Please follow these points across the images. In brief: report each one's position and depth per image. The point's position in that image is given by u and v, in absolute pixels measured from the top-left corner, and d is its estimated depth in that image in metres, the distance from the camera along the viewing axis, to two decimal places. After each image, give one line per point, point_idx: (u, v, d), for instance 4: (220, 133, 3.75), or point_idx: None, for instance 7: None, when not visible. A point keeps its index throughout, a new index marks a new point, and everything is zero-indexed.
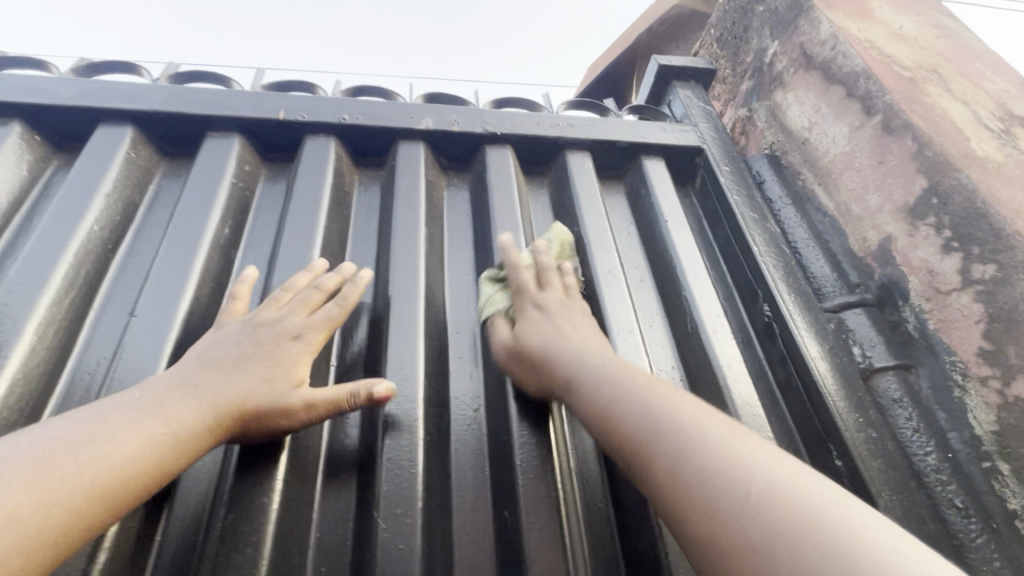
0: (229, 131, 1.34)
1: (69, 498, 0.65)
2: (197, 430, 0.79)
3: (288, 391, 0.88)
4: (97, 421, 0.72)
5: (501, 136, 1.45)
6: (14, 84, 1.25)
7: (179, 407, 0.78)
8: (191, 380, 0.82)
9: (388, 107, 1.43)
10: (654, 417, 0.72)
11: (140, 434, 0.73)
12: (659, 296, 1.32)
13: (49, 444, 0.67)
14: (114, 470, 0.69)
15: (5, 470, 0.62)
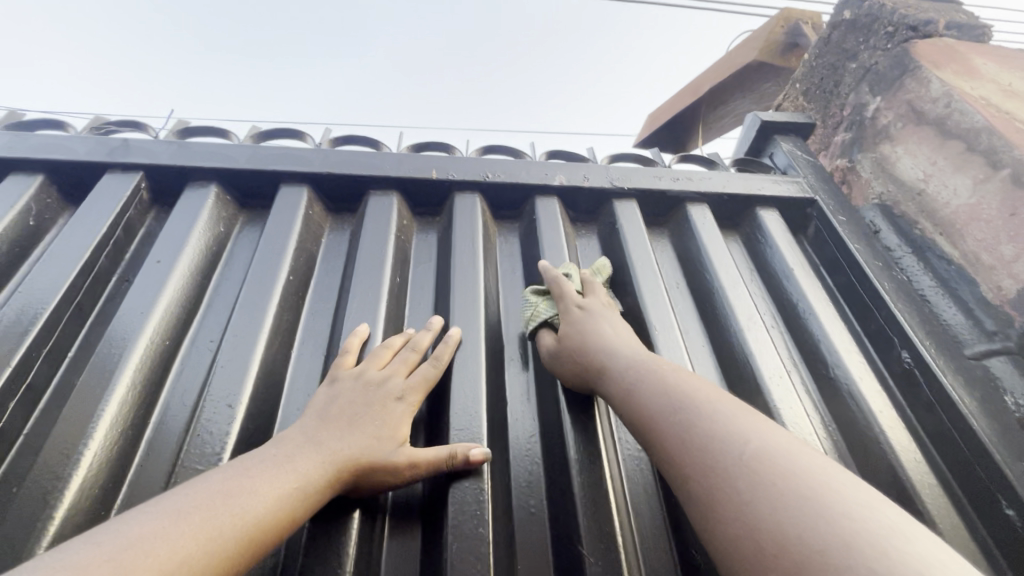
0: (388, 190, 1.49)
1: (225, 546, 0.67)
2: (322, 485, 0.81)
3: (395, 450, 0.91)
4: (244, 475, 0.75)
5: (626, 191, 1.56)
6: (211, 152, 1.44)
7: (307, 462, 0.82)
8: (315, 437, 0.86)
9: (523, 165, 1.56)
10: (698, 430, 0.73)
11: (277, 487, 0.76)
12: (794, 342, 1.37)
13: (210, 495, 0.70)
14: (260, 521, 0.71)
15: (173, 517, 0.65)
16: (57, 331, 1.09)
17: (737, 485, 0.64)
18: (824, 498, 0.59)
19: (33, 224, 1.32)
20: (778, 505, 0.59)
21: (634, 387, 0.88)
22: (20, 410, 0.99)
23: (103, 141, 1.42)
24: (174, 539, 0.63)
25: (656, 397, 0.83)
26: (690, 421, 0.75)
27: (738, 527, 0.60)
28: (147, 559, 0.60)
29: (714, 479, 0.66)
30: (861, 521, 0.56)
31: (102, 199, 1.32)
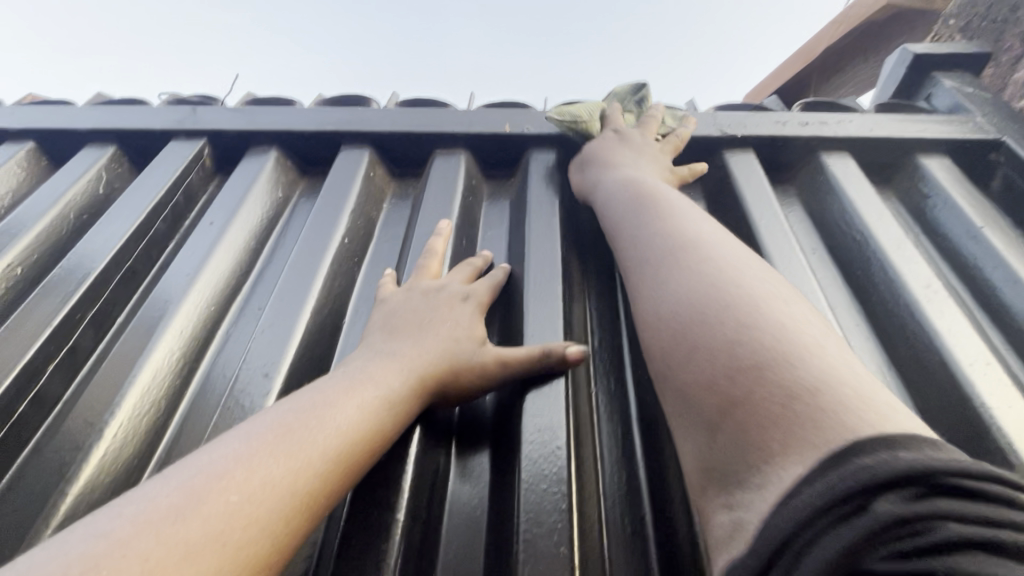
0: (456, 148, 1.32)
1: (309, 462, 0.58)
2: (404, 392, 0.72)
3: (475, 348, 0.82)
4: (316, 393, 0.66)
5: (742, 139, 1.27)
6: (275, 116, 1.36)
7: (384, 372, 0.73)
8: (388, 351, 0.77)
9: (612, 115, 1.33)
10: (667, 243, 0.73)
11: (358, 398, 0.67)
12: (990, 320, 1.00)
13: (283, 416, 0.62)
14: (342, 434, 0.63)
15: (246, 443, 0.57)
16: (104, 296, 1.03)
17: (668, 292, 0.65)
18: (757, 301, 0.57)
19: (104, 192, 1.29)
20: (706, 304, 0.59)
21: (606, 216, 0.96)
22: (58, 377, 0.92)
23: (173, 109, 1.39)
24: (252, 461, 0.55)
25: (631, 221, 0.86)
26: (656, 237, 0.76)
27: (662, 333, 0.62)
28: (224, 483, 0.52)
29: (654, 288, 0.68)
30: (787, 332, 0.52)
31: (166, 165, 1.26)
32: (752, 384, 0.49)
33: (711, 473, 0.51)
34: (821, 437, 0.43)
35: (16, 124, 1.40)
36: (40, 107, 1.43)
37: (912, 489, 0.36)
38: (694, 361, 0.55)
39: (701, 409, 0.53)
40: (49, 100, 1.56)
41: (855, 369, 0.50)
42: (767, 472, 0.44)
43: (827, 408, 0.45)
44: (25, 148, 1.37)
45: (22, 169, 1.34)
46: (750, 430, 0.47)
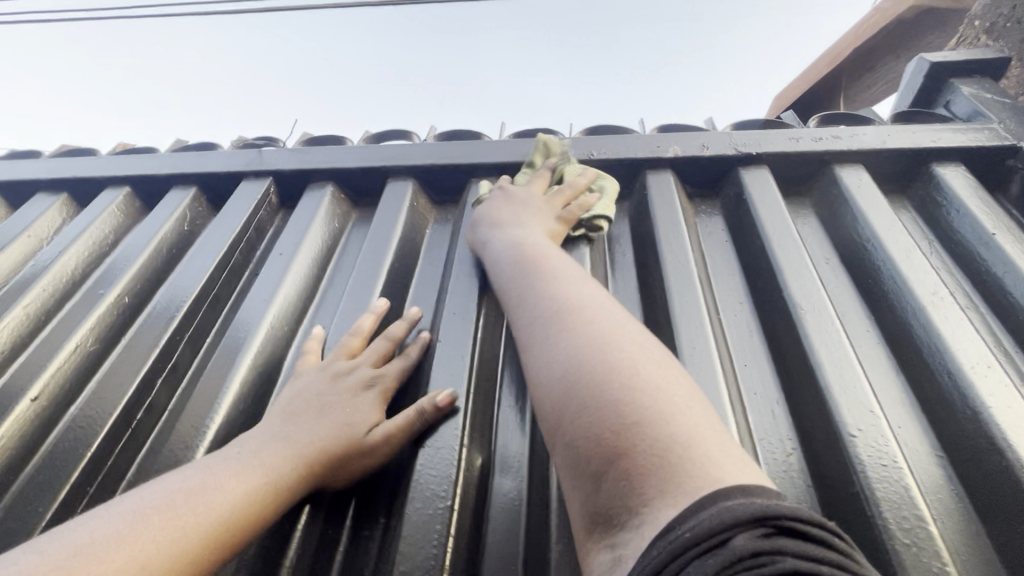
0: (490, 176, 1.46)
1: (185, 547, 0.70)
2: (291, 474, 0.84)
3: (364, 432, 0.91)
4: (205, 474, 0.78)
5: (756, 157, 1.35)
6: (329, 156, 1.53)
7: (273, 456, 0.84)
8: (282, 432, 0.88)
9: (632, 140, 1.43)
10: (557, 311, 0.91)
11: (243, 482, 0.79)
12: (1000, 322, 1.05)
13: (170, 496, 0.74)
14: (225, 519, 0.75)
15: (134, 527, 0.68)
16: (196, 321, 1.20)
17: (564, 355, 0.82)
18: (638, 367, 0.75)
19: (188, 229, 1.50)
20: (597, 370, 0.76)
21: (494, 274, 1.11)
22: (163, 388, 1.09)
23: (242, 153, 1.59)
24: (132, 544, 0.67)
25: (518, 285, 1.03)
26: (548, 302, 0.94)
27: (564, 390, 0.78)
28: (102, 564, 0.63)
29: (549, 348, 0.86)
30: (660, 394, 0.72)
31: (239, 203, 1.45)
32: (632, 441, 0.67)
33: (598, 516, 0.67)
34: (681, 485, 0.61)
35: (113, 171, 1.63)
36: (133, 157, 1.66)
37: (758, 530, 0.53)
38: (587, 422, 0.72)
39: (590, 462, 0.69)
40: (138, 149, 1.80)
41: (697, 421, 0.70)
42: (646, 514, 0.61)
43: (687, 458, 0.64)
44: (122, 192, 1.59)
45: (121, 211, 1.56)
46: (630, 479, 0.65)
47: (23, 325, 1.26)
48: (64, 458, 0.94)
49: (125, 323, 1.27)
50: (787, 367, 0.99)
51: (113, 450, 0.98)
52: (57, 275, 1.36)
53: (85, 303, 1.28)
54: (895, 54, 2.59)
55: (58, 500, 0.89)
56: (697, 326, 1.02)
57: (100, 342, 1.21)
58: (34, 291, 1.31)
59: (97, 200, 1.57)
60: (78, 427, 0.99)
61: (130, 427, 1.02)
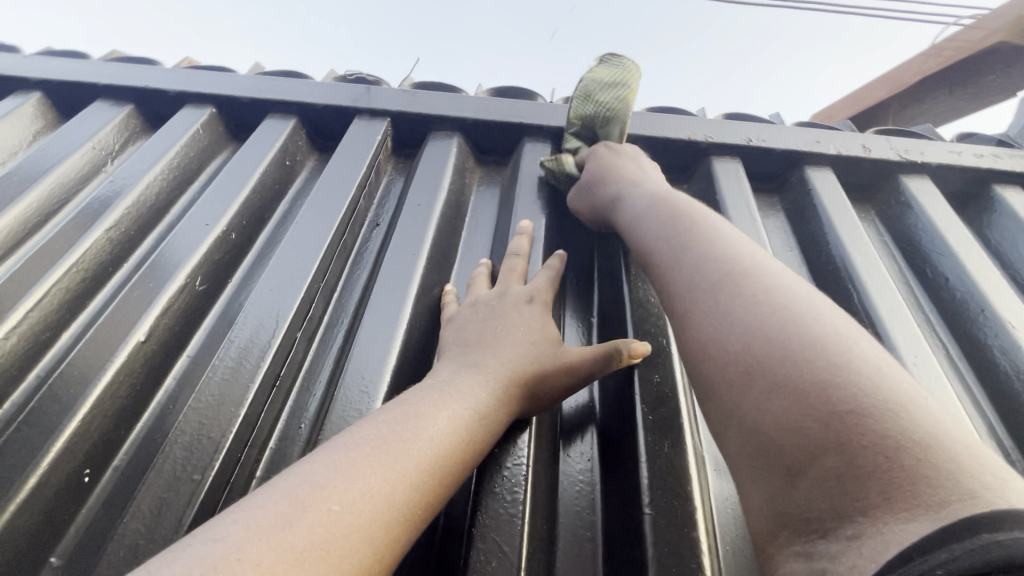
0: (636, 150, 1.35)
1: (404, 473, 0.62)
2: (490, 403, 0.77)
3: (552, 352, 0.87)
4: (406, 403, 0.71)
5: (920, 164, 1.30)
6: (456, 102, 1.37)
7: (471, 386, 0.77)
8: (471, 368, 0.81)
9: (788, 130, 1.35)
10: (725, 273, 0.67)
11: (449, 410, 0.72)
12: None
13: (377, 427, 0.66)
14: (432, 446, 0.67)
15: (347, 450, 0.62)
16: (330, 269, 1.06)
17: (733, 326, 0.59)
18: (844, 344, 0.52)
19: (288, 163, 1.31)
20: (790, 337, 0.54)
21: (636, 237, 0.89)
22: (300, 348, 0.94)
23: (348, 86, 1.39)
24: (350, 472, 0.60)
25: (666, 243, 0.80)
26: (705, 260, 0.70)
27: (733, 359, 0.57)
28: (326, 493, 0.56)
29: (716, 314, 0.62)
30: (878, 379, 0.48)
31: (355, 143, 1.28)
32: (848, 432, 0.45)
33: (788, 521, 0.47)
34: (915, 495, 0.40)
35: (192, 87, 1.39)
36: (214, 73, 1.44)
37: None
38: (777, 404, 0.50)
39: (786, 454, 0.48)
40: (207, 64, 1.56)
41: (950, 418, 0.46)
42: (865, 525, 0.41)
43: (929, 463, 0.41)
44: (206, 112, 1.37)
45: (204, 133, 1.34)
46: (843, 478, 0.43)
47: (104, 253, 1.06)
48: (211, 415, 0.79)
49: (230, 263, 1.10)
50: (998, 389, 0.95)
51: (260, 410, 0.83)
52: (137, 199, 1.15)
53: (183, 230, 1.08)
54: (951, 88, 2.39)
55: (215, 466, 0.74)
56: (912, 333, 0.97)
57: (208, 282, 1.04)
58: (114, 214, 1.10)
59: (176, 118, 1.35)
60: (218, 378, 0.83)
61: (274, 385, 0.87)
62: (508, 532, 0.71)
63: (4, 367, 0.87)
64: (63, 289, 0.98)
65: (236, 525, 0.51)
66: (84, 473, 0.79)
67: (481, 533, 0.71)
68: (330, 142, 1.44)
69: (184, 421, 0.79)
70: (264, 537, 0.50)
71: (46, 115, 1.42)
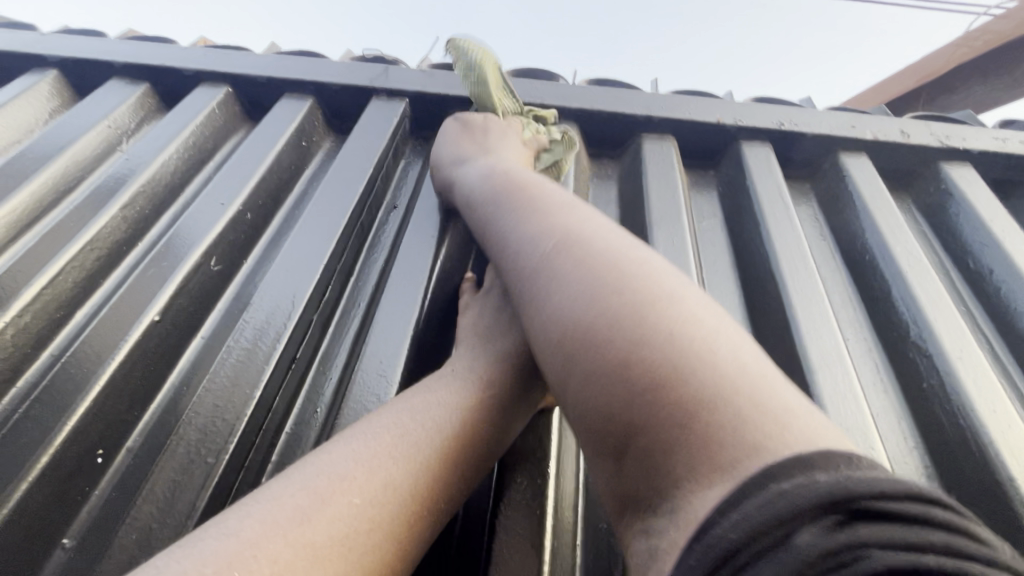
0: (662, 134, 1.30)
1: (426, 465, 0.60)
2: (510, 390, 0.74)
3: None
4: (424, 391, 0.69)
5: (962, 152, 1.24)
6: None
7: (491, 373, 0.75)
8: (492, 355, 0.79)
9: (822, 114, 1.29)
10: (546, 246, 0.68)
11: (469, 398, 0.70)
12: None
13: (397, 416, 0.64)
14: (452, 435, 0.64)
15: (366, 440, 0.60)
16: (348, 251, 1.03)
17: (553, 305, 0.60)
18: (648, 308, 0.55)
19: (304, 144, 1.28)
20: (611, 312, 0.55)
21: (476, 210, 0.88)
22: (316, 330, 0.92)
23: (366, 66, 1.35)
24: (370, 463, 0.57)
25: (500, 218, 0.80)
26: (531, 235, 0.71)
27: (553, 343, 0.58)
28: (346, 486, 0.54)
29: (538, 297, 0.63)
30: (675, 339, 0.51)
31: (373, 124, 1.25)
32: (650, 407, 0.48)
33: (626, 497, 0.50)
34: (718, 460, 0.44)
35: (208, 65, 1.37)
36: (229, 52, 1.41)
37: (829, 516, 0.37)
38: (591, 388, 0.52)
39: (607, 434, 0.51)
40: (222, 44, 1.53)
41: (736, 362, 0.50)
42: (680, 496, 0.44)
43: (721, 423, 0.46)
44: (222, 91, 1.34)
45: (220, 113, 1.32)
46: (656, 452, 0.47)
47: (118, 232, 1.04)
48: (228, 397, 0.77)
49: (245, 244, 1.07)
50: None
51: (275, 392, 0.81)
52: (152, 177, 1.13)
53: (200, 210, 1.06)
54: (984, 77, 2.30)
55: (229, 448, 0.72)
56: (957, 328, 0.92)
57: (223, 262, 1.01)
58: (129, 193, 1.08)
59: (192, 97, 1.32)
60: (233, 360, 0.81)
61: (290, 368, 0.85)
62: (534, 527, 0.69)
63: (17, 345, 0.85)
64: (76, 267, 0.96)
65: (251, 519, 0.49)
66: (97, 454, 0.77)
67: (507, 526, 0.69)
68: (346, 124, 1.41)
69: (199, 404, 0.77)
70: (280, 531, 0.48)
71: (63, 94, 1.40)
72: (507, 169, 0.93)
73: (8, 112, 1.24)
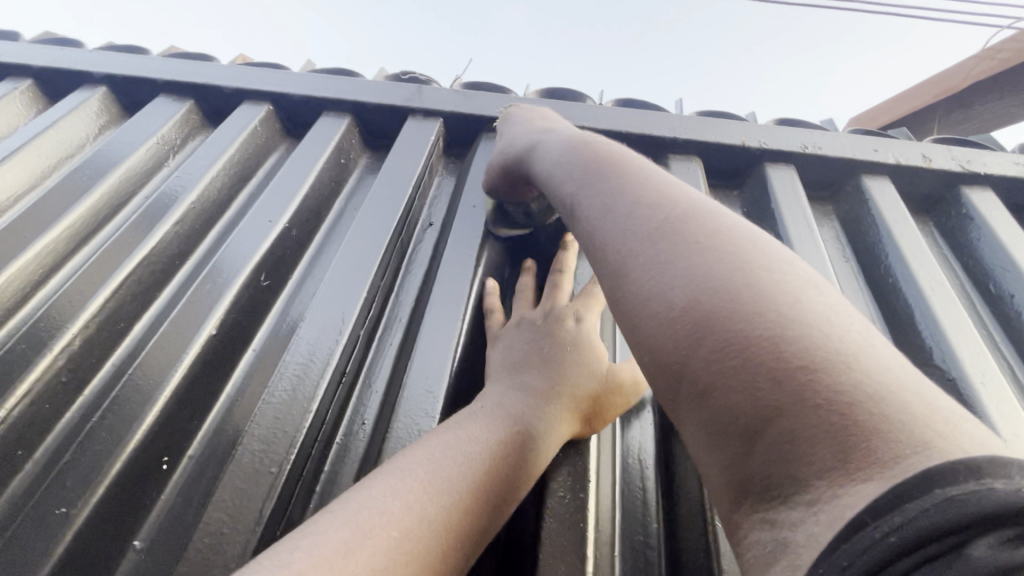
0: (688, 154, 1.34)
1: (458, 499, 0.64)
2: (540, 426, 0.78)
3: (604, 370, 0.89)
4: (456, 424, 0.73)
5: (983, 176, 1.27)
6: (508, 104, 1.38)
7: (521, 408, 0.79)
8: (522, 388, 0.83)
9: (846, 137, 1.32)
10: (665, 218, 0.63)
11: (498, 432, 0.74)
12: None
13: (432, 451, 0.68)
14: (483, 470, 0.68)
15: (402, 475, 0.64)
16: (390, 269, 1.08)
17: (677, 277, 0.56)
18: (789, 295, 0.51)
19: (342, 162, 1.33)
20: (747, 288, 0.52)
21: (555, 181, 0.85)
22: (362, 346, 0.96)
23: (400, 86, 1.40)
24: (407, 498, 0.61)
25: (594, 187, 0.75)
26: (643, 206, 0.67)
27: (680, 315, 0.53)
28: (385, 519, 0.59)
29: (653, 266, 0.59)
30: (825, 330, 0.48)
31: (411, 144, 1.29)
32: (802, 393, 0.44)
33: (744, 485, 0.47)
34: (873, 452, 0.41)
35: (251, 84, 1.42)
36: (271, 70, 1.46)
37: (1004, 528, 0.35)
38: (727, 366, 0.48)
39: (740, 417, 0.47)
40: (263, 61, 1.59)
41: (881, 356, 0.48)
42: (824, 487, 0.41)
43: (877, 415, 0.42)
44: (264, 109, 1.39)
45: (263, 130, 1.37)
46: (798, 441, 0.44)
47: (172, 248, 1.10)
48: (287, 411, 0.81)
49: (290, 261, 1.12)
50: None
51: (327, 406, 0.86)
52: (202, 194, 1.18)
53: (249, 227, 1.11)
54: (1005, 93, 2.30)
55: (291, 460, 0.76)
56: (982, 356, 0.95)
57: (271, 279, 1.06)
58: (180, 209, 1.13)
59: (236, 115, 1.37)
60: (289, 376, 0.86)
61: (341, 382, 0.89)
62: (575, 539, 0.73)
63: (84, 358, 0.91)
64: (134, 282, 1.02)
65: (300, 552, 0.53)
66: (162, 461, 0.83)
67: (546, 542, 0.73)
68: (381, 141, 1.46)
69: (260, 416, 0.81)
70: (328, 564, 0.52)
71: (110, 109, 1.46)
72: (587, 140, 0.88)
73: (62, 129, 1.31)
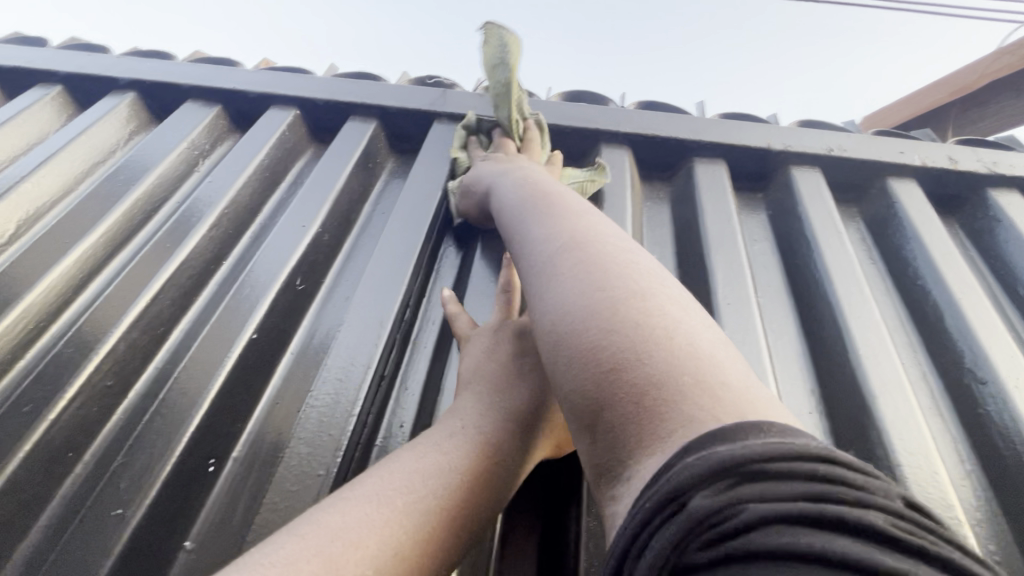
0: (590, 141, 1.55)
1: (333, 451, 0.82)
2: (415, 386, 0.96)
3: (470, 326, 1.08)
4: None
5: (839, 157, 1.47)
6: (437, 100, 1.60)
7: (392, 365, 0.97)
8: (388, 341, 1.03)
9: (729, 124, 1.53)
10: (557, 246, 0.82)
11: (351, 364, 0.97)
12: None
13: None
14: None
15: None
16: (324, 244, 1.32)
17: (557, 296, 0.73)
18: (636, 306, 0.66)
19: (288, 150, 1.58)
20: (601, 306, 0.66)
21: (502, 214, 1.06)
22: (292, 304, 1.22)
23: (345, 86, 1.64)
24: None
25: (525, 222, 0.96)
26: (548, 238, 0.85)
27: (559, 328, 0.68)
28: None
29: (540, 284, 0.77)
30: (658, 333, 0.62)
31: (346, 140, 1.53)
32: (630, 385, 0.58)
33: (599, 465, 0.60)
34: (665, 425, 0.54)
35: (219, 85, 1.67)
36: (245, 73, 1.69)
37: (725, 479, 0.45)
38: (578, 365, 0.63)
39: (586, 404, 0.61)
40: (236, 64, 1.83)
41: (711, 359, 0.61)
42: (642, 458, 0.54)
43: (682, 396, 0.56)
44: (213, 109, 1.65)
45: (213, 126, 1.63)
46: (636, 424, 0.56)
47: (130, 221, 1.35)
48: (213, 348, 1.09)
49: (235, 234, 1.37)
50: None
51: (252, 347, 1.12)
52: (156, 179, 1.44)
53: (200, 206, 1.36)
54: None
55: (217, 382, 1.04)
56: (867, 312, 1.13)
57: (214, 245, 1.31)
58: (138, 191, 1.39)
59: (185, 113, 1.63)
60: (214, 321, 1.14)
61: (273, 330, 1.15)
62: None
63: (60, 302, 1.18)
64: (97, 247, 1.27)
65: None
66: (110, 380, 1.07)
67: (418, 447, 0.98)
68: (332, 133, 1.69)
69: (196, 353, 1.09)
70: None
71: (138, 115, 1.70)
72: (535, 184, 1.09)
73: (91, 134, 1.54)
